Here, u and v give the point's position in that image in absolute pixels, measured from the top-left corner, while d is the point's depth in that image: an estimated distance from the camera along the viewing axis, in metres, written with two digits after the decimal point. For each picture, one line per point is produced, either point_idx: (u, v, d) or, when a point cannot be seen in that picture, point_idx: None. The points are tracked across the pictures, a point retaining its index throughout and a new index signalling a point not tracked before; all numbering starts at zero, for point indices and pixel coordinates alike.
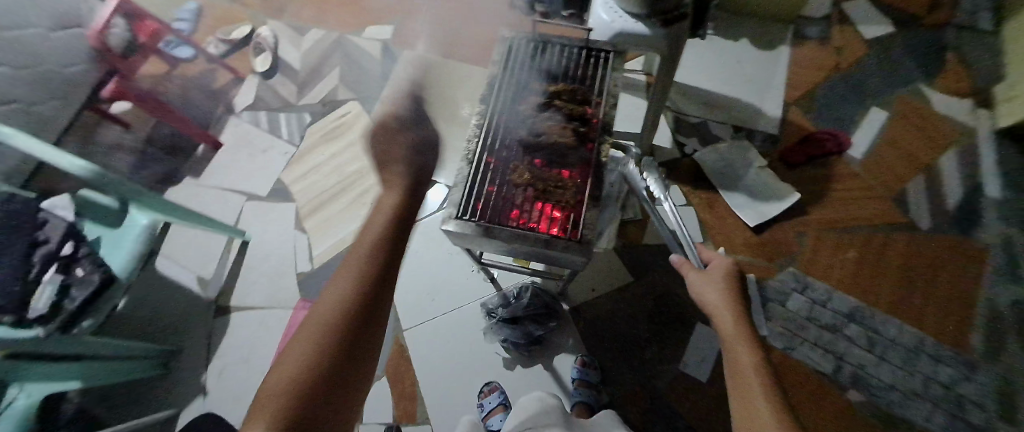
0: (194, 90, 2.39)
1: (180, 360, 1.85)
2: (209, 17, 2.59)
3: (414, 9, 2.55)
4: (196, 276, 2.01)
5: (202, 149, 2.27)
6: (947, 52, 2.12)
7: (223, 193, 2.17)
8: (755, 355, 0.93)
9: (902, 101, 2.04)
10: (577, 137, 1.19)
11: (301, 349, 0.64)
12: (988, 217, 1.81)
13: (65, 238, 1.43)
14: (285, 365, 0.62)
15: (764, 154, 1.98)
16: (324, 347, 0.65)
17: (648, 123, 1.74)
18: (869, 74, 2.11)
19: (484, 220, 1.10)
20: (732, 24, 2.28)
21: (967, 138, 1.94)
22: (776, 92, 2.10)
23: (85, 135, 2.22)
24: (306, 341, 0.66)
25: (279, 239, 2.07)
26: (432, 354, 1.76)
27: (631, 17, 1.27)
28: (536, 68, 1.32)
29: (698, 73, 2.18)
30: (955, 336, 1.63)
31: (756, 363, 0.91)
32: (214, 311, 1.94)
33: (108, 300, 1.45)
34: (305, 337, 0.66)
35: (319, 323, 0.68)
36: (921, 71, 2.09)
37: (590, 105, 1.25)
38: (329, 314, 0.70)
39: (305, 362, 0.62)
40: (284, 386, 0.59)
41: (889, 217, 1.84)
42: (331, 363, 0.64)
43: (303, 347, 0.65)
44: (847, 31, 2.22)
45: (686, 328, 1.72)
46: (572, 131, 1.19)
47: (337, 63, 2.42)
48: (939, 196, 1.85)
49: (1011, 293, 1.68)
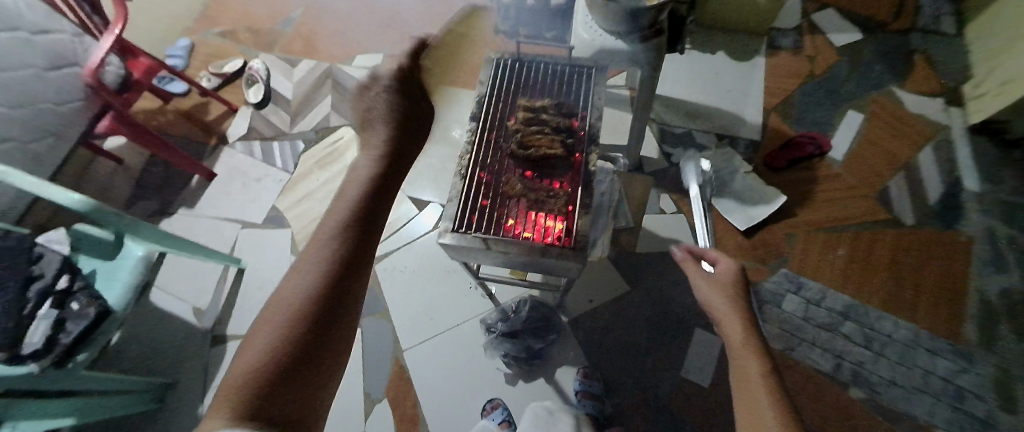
0: (188, 123, 2.44)
1: (174, 394, 1.81)
2: (201, 53, 2.66)
3: (402, 36, 2.64)
4: (191, 307, 1.99)
5: (196, 180, 2.28)
6: (916, 54, 2.21)
7: (217, 223, 2.18)
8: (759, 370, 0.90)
9: (875, 102, 2.12)
10: (566, 149, 1.22)
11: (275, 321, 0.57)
12: (969, 209, 1.86)
13: (61, 271, 1.43)
14: (254, 345, 0.55)
15: (748, 160, 2.04)
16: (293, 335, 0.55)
17: (635, 134, 1.80)
18: (842, 79, 2.20)
19: (481, 232, 1.13)
20: (708, 39, 2.38)
21: (942, 135, 2.01)
22: (755, 101, 2.18)
23: (79, 172, 2.24)
24: (274, 323, 0.57)
25: (274, 267, 2.07)
26: (431, 373, 1.75)
27: (610, 35, 1.37)
28: (523, 85, 1.38)
29: (680, 86, 2.26)
30: (949, 328, 1.65)
31: (765, 378, 0.88)
32: (209, 342, 1.91)
33: (104, 333, 1.44)
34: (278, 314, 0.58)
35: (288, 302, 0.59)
36: (891, 74, 2.18)
37: (576, 117, 1.30)
38: (301, 289, 0.60)
39: (276, 345, 0.54)
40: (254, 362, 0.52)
41: (875, 214, 1.88)
42: (304, 345, 0.56)
43: (274, 325, 0.56)
44: (818, 40, 2.31)
45: (685, 333, 1.73)
46: (561, 144, 1.21)
47: (329, 91, 2.48)
48: (921, 191, 1.90)
49: (998, 282, 1.72)
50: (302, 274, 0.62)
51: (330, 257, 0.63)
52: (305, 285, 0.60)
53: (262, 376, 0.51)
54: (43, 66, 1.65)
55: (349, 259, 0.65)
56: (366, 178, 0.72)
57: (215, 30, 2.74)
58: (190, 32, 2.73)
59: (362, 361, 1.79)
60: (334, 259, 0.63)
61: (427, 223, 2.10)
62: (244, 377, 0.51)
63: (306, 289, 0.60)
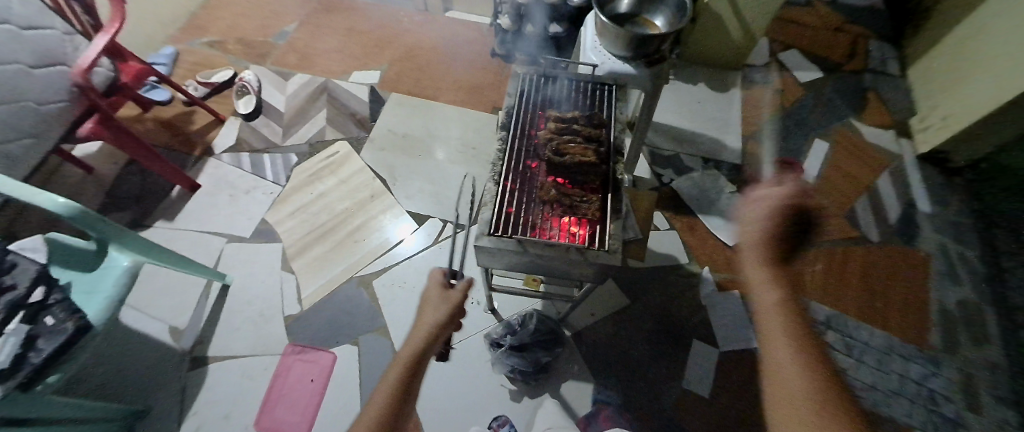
0: (170, 132, 2.33)
1: (146, 422, 1.64)
2: (186, 62, 2.58)
3: (400, 56, 2.68)
4: (168, 326, 1.84)
5: (178, 191, 2.16)
6: (868, 92, 2.50)
7: (201, 236, 2.05)
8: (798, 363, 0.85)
9: (838, 132, 2.36)
10: (598, 157, 1.19)
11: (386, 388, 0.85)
12: (924, 227, 2.07)
13: (35, 283, 1.30)
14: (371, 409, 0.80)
15: (732, 181, 2.20)
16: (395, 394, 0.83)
17: (632, 155, 1.93)
18: (808, 111, 2.44)
19: (518, 235, 1.08)
20: (690, 71, 2.59)
21: (895, 163, 2.26)
22: (734, 128, 2.37)
23: (44, 180, 2.09)
24: (374, 404, 0.81)
25: (263, 282, 1.97)
26: (432, 393, 1.69)
27: (616, 60, 1.48)
28: (551, 103, 1.43)
29: (667, 113, 2.43)
30: (916, 335, 1.80)
31: (808, 387, 0.82)
32: (188, 363, 1.77)
33: (82, 352, 1.30)
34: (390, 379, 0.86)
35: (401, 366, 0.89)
36: (849, 108, 2.44)
37: (604, 129, 1.29)
38: (395, 376, 0.87)
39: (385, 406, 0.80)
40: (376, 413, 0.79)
41: (845, 233, 2.06)
42: (396, 415, 0.81)
43: (376, 401, 0.81)
44: (785, 76, 2.57)
45: (684, 345, 1.80)
46: (593, 153, 1.19)
47: (324, 105, 2.45)
48: (882, 212, 2.11)
49: (954, 293, 1.90)
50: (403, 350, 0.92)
51: (410, 360, 0.90)
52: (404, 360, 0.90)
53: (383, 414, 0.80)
54: (30, 63, 1.52)
55: (422, 360, 0.92)
56: (436, 317, 1.00)
57: (202, 39, 2.68)
58: (175, 41, 2.66)
59: (362, 379, 1.75)
60: (417, 359, 0.91)
61: (416, 246, 2.06)
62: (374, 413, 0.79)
63: (401, 377, 0.86)
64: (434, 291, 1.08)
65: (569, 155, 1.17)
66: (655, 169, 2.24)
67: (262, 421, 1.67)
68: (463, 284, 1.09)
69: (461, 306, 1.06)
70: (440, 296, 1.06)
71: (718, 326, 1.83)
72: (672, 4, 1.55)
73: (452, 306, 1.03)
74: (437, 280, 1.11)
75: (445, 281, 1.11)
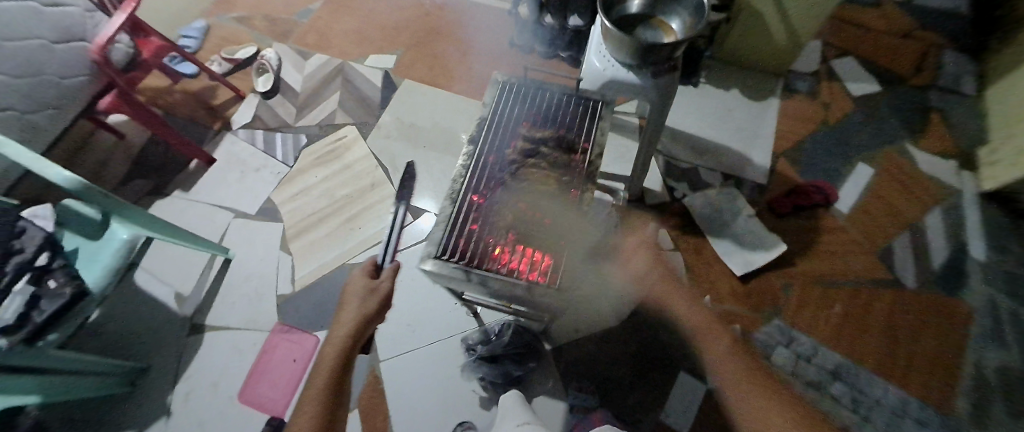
0: (193, 105, 2.43)
1: (146, 379, 1.78)
2: (215, 36, 2.66)
3: (417, 41, 2.62)
4: (173, 292, 1.96)
5: (195, 164, 2.27)
6: (932, 112, 2.18)
7: (211, 209, 2.15)
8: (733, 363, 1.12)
9: (886, 157, 2.08)
10: (561, 186, 1.16)
11: (316, 392, 0.89)
12: (973, 277, 1.80)
13: (42, 248, 1.38)
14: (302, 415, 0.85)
15: (753, 203, 2.01)
16: (328, 397, 0.88)
17: (638, 167, 1.80)
18: (855, 130, 2.16)
19: (466, 260, 1.04)
20: (723, 75, 2.36)
21: (951, 198, 1.97)
22: (764, 142, 2.15)
23: (80, 143, 2.24)
24: (308, 410, 0.85)
25: (262, 260, 2.04)
26: (404, 388, 1.71)
27: (621, 67, 1.35)
28: (527, 114, 1.31)
29: (690, 120, 2.24)
30: (940, 399, 1.59)
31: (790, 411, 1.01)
32: (187, 329, 1.88)
33: (80, 313, 1.41)
34: (317, 383, 0.90)
35: (328, 367, 0.92)
36: (905, 129, 2.14)
37: (575, 152, 1.23)
38: (325, 379, 0.90)
39: (315, 410, 0.85)
40: (305, 419, 0.84)
41: (876, 273, 1.83)
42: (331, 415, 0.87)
43: (310, 408, 0.86)
44: (834, 87, 2.29)
45: (668, 374, 1.69)
46: (556, 180, 1.17)
47: (338, 88, 2.46)
48: (924, 254, 1.86)
49: (995, 357, 1.65)
50: (329, 350, 0.94)
51: (338, 360, 0.93)
52: (331, 362, 0.92)
53: (312, 418, 0.84)
54: (52, 39, 1.61)
55: (350, 355, 0.95)
56: (361, 312, 1.00)
57: (231, 14, 2.74)
58: (207, 15, 2.74)
59: None
60: (345, 357, 0.94)
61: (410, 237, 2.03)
62: (305, 420, 0.84)
63: (332, 378, 0.91)
64: (356, 285, 1.06)
65: (529, 184, 1.16)
66: (670, 180, 2.08)
67: (245, 394, 1.75)
68: (387, 273, 1.10)
69: (389, 297, 1.07)
70: (362, 290, 1.04)
71: None
72: (690, 5, 1.38)
73: (377, 300, 1.04)
74: (359, 272, 1.10)
75: (368, 274, 1.10)
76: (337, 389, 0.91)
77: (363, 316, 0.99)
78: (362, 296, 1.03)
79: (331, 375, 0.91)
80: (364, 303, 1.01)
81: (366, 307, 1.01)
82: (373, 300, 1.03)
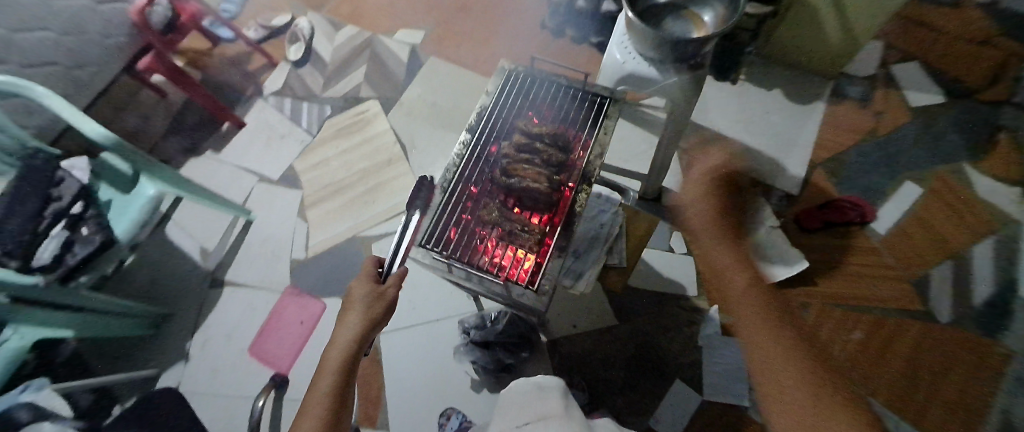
0: (229, 68, 2.52)
1: (170, 324, 1.92)
2: (254, 3, 2.72)
3: (447, 17, 2.58)
4: (199, 246, 2.09)
5: (226, 126, 2.37)
6: (1002, 132, 1.95)
7: (238, 171, 2.25)
8: (770, 331, 0.88)
9: (938, 177, 1.89)
10: (552, 185, 1.13)
11: (317, 409, 0.81)
12: (1019, 319, 1.63)
13: (76, 197, 1.47)
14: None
15: (778, 214, 1.88)
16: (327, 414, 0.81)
17: (656, 166, 1.72)
18: (907, 144, 1.96)
19: (449, 253, 1.07)
20: (766, 73, 2.19)
21: (1008, 230, 1.77)
22: (801, 150, 2.00)
23: (126, 98, 2.39)
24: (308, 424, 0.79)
25: (280, 224, 2.13)
26: (400, 362, 1.76)
27: (642, 60, 1.28)
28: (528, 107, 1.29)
29: (722, 120, 2.11)
30: None
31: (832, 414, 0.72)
32: (209, 283, 2.01)
33: (106, 261, 1.52)
34: (315, 401, 0.82)
35: (330, 379, 0.85)
36: (966, 148, 1.93)
37: (573, 152, 1.20)
38: (327, 392, 0.83)
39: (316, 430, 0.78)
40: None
41: (906, 302, 1.69)
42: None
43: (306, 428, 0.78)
44: (890, 95, 2.08)
45: (662, 381, 1.66)
46: (546, 179, 1.13)
47: (365, 60, 2.47)
48: (966, 287, 1.69)
49: None
50: (332, 358, 0.87)
51: (341, 370, 0.86)
52: (334, 375, 0.85)
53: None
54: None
55: (354, 363, 0.89)
56: (367, 316, 0.90)
57: None
58: None
59: None
60: (348, 365, 0.87)
61: None
62: None
63: (335, 388, 0.84)
64: (361, 286, 0.95)
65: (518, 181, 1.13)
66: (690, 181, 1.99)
67: (255, 348, 1.87)
68: (396, 275, 0.97)
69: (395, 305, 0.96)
70: (367, 294, 0.93)
71: (708, 371, 1.65)
72: None
73: (383, 306, 0.92)
74: (365, 271, 0.98)
75: (375, 273, 0.99)
76: (338, 403, 0.83)
77: (368, 322, 0.90)
78: (365, 298, 0.93)
79: (334, 387, 0.84)
80: (368, 306, 0.92)
81: (369, 312, 0.91)
82: (379, 305, 0.93)
